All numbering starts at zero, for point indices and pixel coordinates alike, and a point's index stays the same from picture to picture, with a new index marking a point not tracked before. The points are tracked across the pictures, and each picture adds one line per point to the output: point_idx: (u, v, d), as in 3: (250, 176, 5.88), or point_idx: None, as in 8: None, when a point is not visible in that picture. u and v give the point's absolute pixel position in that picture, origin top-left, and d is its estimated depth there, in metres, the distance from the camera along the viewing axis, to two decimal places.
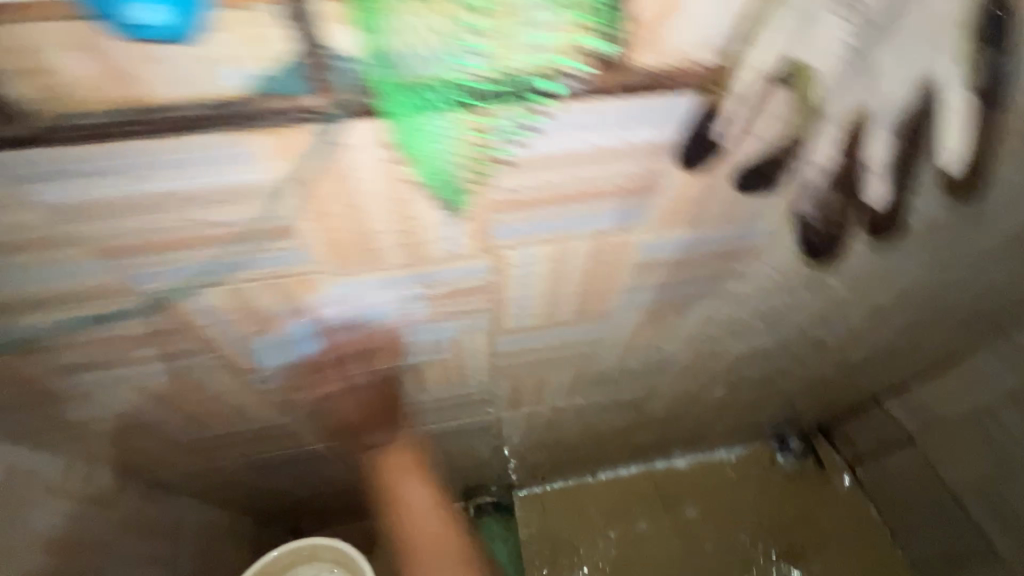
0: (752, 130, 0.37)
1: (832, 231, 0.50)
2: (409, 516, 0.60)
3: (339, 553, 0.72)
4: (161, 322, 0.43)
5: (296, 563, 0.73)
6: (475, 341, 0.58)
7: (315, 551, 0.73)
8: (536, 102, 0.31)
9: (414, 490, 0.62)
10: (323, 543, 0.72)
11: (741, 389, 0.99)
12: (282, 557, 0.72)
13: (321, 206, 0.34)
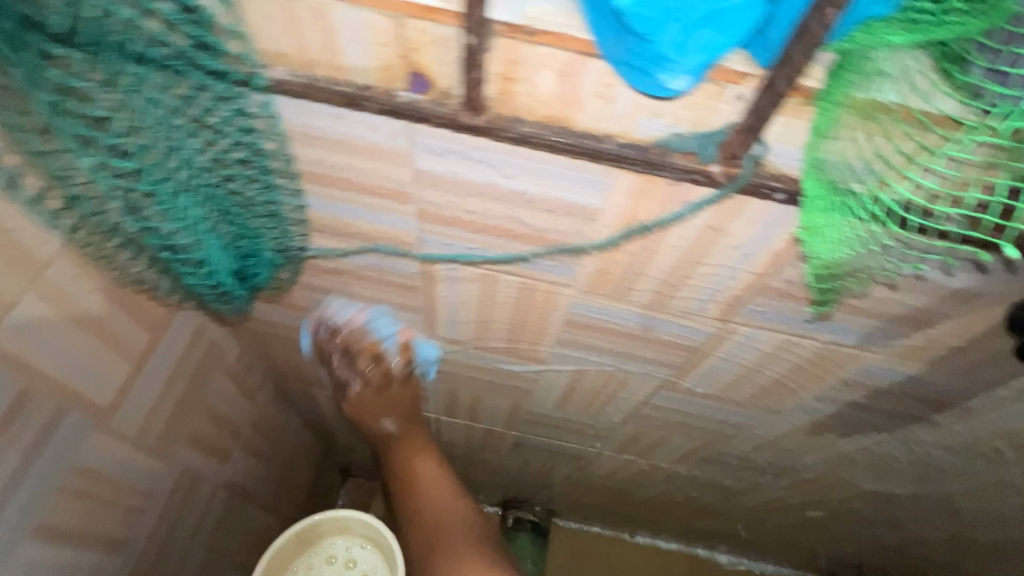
0: None
1: None
2: (418, 499, 0.55)
3: (375, 531, 0.65)
4: (414, 280, 0.47)
5: (331, 531, 0.67)
6: (641, 385, 0.58)
7: (350, 522, 0.67)
8: (940, 235, 0.30)
9: (416, 471, 0.56)
10: (360, 517, 0.66)
11: (842, 519, 0.93)
12: (319, 523, 0.67)
13: (628, 240, 0.37)
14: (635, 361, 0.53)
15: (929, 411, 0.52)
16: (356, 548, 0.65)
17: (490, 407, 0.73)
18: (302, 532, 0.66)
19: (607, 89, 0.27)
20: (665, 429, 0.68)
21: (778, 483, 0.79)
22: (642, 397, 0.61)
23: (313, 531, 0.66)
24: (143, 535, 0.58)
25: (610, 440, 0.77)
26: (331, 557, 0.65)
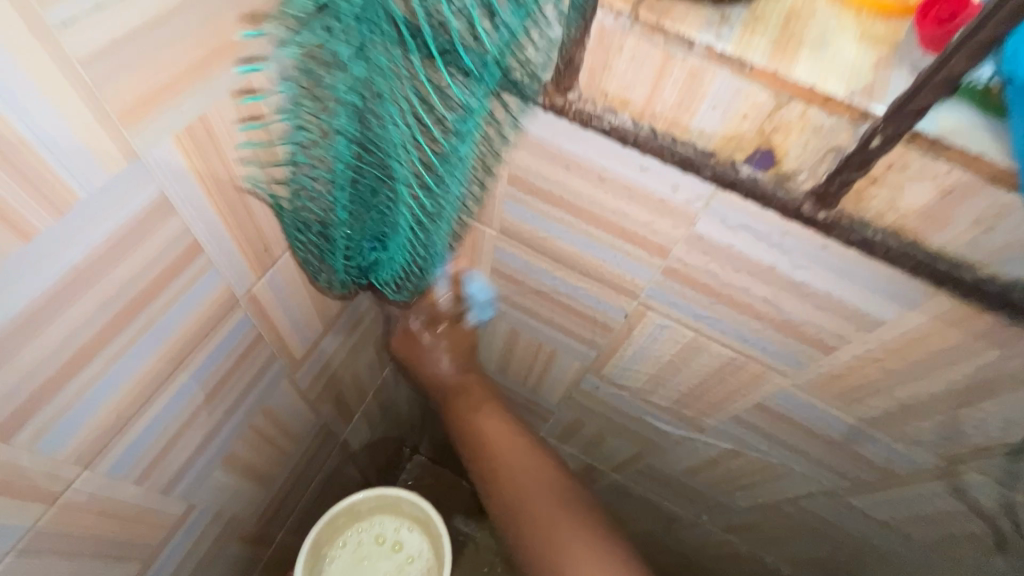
0: None
1: None
2: (493, 458, 0.57)
3: (424, 517, 0.68)
4: (614, 324, 0.46)
5: (381, 510, 0.69)
6: (797, 491, 0.54)
7: (398, 502, 0.68)
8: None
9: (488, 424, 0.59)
10: (413, 504, 0.68)
11: None
12: (369, 502, 0.67)
13: (895, 358, 0.34)
14: (808, 466, 0.49)
15: None
16: (404, 530, 0.68)
17: None
18: (354, 508, 0.67)
19: (992, 216, 0.25)
20: (795, 538, 0.63)
21: None
22: (791, 499, 0.56)
23: (367, 510, 0.68)
24: (280, 480, 0.61)
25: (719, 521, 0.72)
26: (377, 535, 0.68)
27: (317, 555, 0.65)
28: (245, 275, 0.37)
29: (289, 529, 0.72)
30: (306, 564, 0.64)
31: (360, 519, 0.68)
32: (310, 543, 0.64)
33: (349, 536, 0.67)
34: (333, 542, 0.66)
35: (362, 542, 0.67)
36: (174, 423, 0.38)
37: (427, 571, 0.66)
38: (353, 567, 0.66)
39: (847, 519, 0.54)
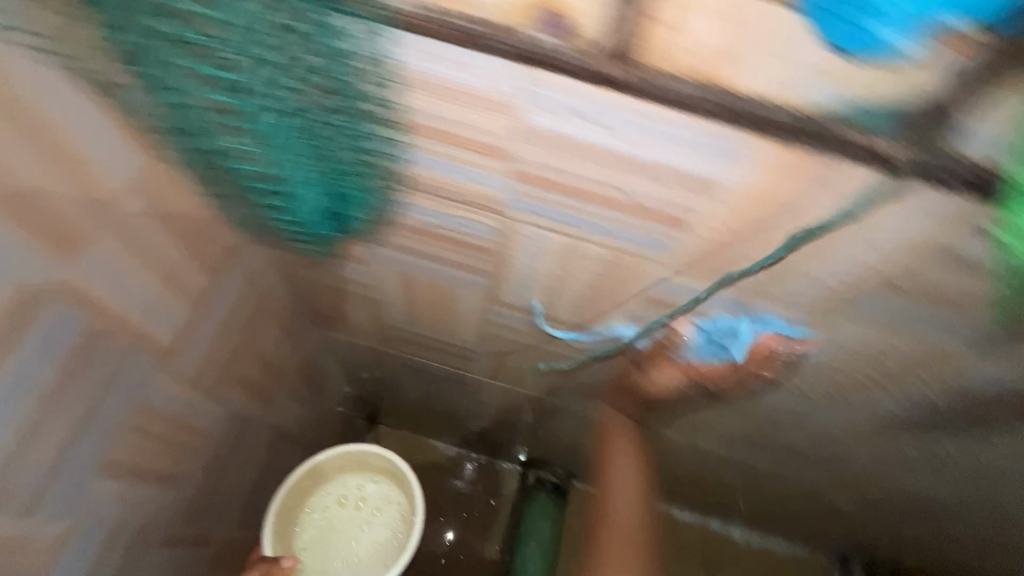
0: None
1: None
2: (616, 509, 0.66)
3: (388, 465, 0.77)
4: (492, 243, 0.45)
5: (346, 468, 0.77)
6: (707, 373, 0.56)
7: (362, 457, 0.77)
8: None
9: (620, 488, 0.67)
10: (375, 452, 0.76)
11: (880, 514, 0.90)
12: (330, 461, 0.76)
13: (748, 222, 0.34)
14: (710, 348, 0.51)
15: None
16: (369, 485, 0.77)
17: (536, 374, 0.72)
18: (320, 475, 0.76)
19: (779, 47, 0.24)
20: (719, 416, 0.66)
21: (824, 477, 0.77)
22: (706, 382, 0.58)
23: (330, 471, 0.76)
24: (197, 474, 0.58)
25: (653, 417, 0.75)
26: (342, 492, 0.76)
27: (281, 524, 0.72)
28: (46, 261, 0.33)
29: (235, 522, 0.71)
30: (273, 531, 0.71)
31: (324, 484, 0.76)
32: (273, 513, 0.71)
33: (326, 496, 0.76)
34: (301, 506, 0.75)
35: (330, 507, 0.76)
36: (10, 439, 0.35)
37: (399, 516, 0.75)
38: (324, 530, 0.74)
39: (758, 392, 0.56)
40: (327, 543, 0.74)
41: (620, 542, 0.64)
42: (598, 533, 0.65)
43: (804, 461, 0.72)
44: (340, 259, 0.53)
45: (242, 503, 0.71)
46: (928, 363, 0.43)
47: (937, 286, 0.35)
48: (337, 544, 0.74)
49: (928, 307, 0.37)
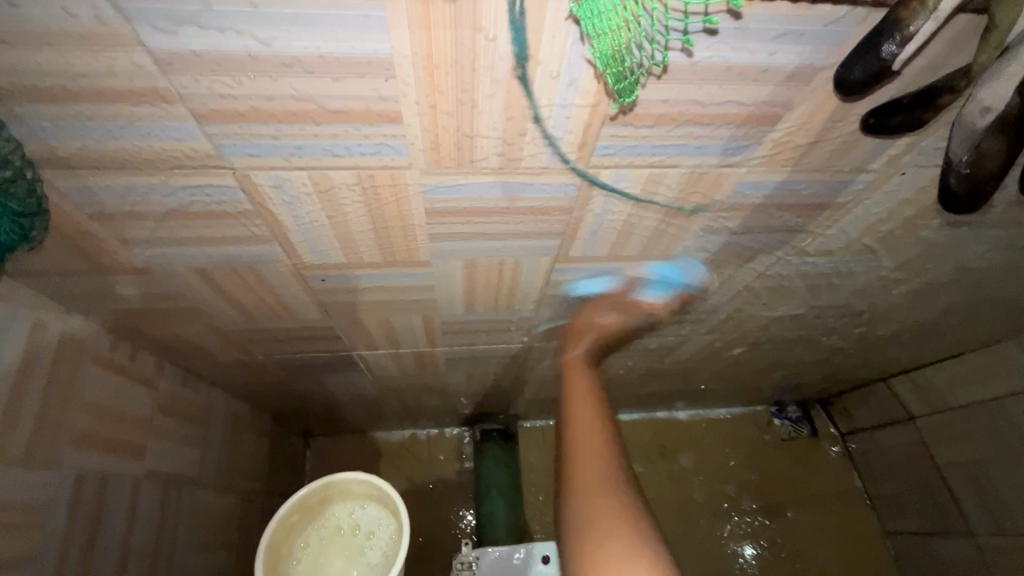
0: (883, 79, 0.34)
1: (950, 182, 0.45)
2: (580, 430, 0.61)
3: (377, 490, 0.61)
4: (246, 205, 0.42)
5: (333, 500, 0.62)
6: (538, 266, 0.56)
7: (353, 485, 0.61)
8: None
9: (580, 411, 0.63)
10: (362, 478, 0.61)
11: (777, 347, 0.97)
12: (319, 491, 0.61)
13: (445, 97, 0.33)
14: (518, 240, 0.51)
15: (815, 222, 0.52)
16: (359, 510, 0.61)
17: (402, 327, 0.71)
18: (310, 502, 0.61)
19: None
20: (579, 304, 0.68)
21: (701, 331, 0.82)
22: (543, 277, 0.59)
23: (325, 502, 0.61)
24: (53, 550, 0.55)
25: (535, 330, 0.76)
26: (335, 527, 0.61)
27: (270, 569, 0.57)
28: None
29: None
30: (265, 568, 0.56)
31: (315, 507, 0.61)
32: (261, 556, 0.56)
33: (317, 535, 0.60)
34: (289, 543, 0.59)
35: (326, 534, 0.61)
36: None
37: (392, 553, 0.58)
38: (317, 566, 0.59)
39: (594, 264, 0.57)
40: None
41: (582, 483, 0.56)
42: (576, 529, 0.53)
43: (674, 321, 0.77)
44: (119, 268, 0.50)
45: (143, 562, 0.68)
46: (697, 189, 0.45)
47: (650, 110, 0.35)
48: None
49: (662, 136, 0.38)
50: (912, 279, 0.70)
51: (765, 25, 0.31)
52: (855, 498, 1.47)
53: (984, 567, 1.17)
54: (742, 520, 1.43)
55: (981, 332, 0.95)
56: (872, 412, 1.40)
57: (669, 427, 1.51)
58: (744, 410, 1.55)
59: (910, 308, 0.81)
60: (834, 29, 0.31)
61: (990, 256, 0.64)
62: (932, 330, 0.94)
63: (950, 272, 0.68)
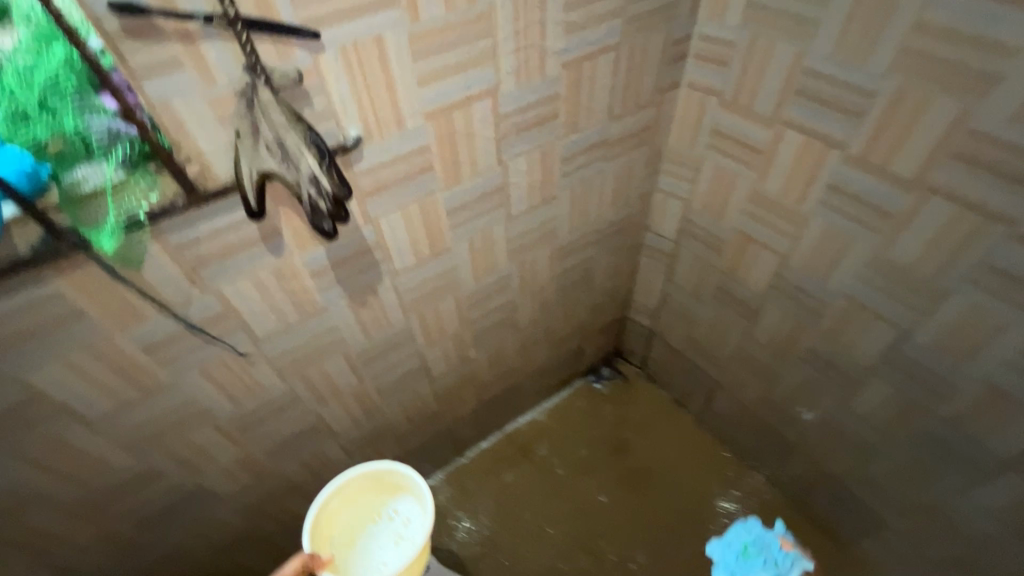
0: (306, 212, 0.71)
1: (362, 199, 0.85)
2: None
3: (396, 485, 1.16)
4: (33, 397, 0.75)
5: (371, 487, 1.16)
6: (248, 355, 0.93)
7: (386, 481, 1.15)
8: (146, 172, 0.64)
9: None
10: (391, 479, 1.15)
11: (497, 332, 1.40)
12: (367, 483, 1.15)
13: (100, 297, 0.71)
14: (218, 343, 0.87)
15: (379, 257, 0.95)
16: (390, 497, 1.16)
17: (207, 441, 1.01)
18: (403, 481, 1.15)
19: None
20: (310, 366, 1.04)
21: (422, 343, 1.22)
22: (262, 357, 0.95)
23: None
24: None
25: (306, 398, 1.10)
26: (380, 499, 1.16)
27: (372, 483, 1.15)
28: None
29: None
30: (375, 479, 1.15)
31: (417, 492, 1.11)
32: (368, 476, 1.14)
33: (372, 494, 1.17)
34: (365, 490, 1.16)
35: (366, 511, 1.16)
36: None
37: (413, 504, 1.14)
38: (371, 490, 1.16)
39: (284, 335, 0.95)
40: (376, 489, 1.16)
41: None
42: None
43: (392, 344, 1.15)
44: None
45: None
46: (286, 274, 0.86)
47: (207, 256, 0.76)
48: (373, 496, 1.16)
49: (228, 261, 0.78)
50: (497, 253, 1.16)
51: (208, 212, 0.71)
52: (668, 407, 1.89)
53: (736, 403, 1.61)
54: (602, 471, 1.77)
55: (603, 261, 1.48)
56: (638, 340, 1.88)
57: (520, 430, 1.87)
58: (569, 389, 1.96)
59: (533, 266, 1.28)
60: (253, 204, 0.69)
61: (513, 224, 1.12)
62: (573, 275, 1.43)
63: (510, 239, 1.16)
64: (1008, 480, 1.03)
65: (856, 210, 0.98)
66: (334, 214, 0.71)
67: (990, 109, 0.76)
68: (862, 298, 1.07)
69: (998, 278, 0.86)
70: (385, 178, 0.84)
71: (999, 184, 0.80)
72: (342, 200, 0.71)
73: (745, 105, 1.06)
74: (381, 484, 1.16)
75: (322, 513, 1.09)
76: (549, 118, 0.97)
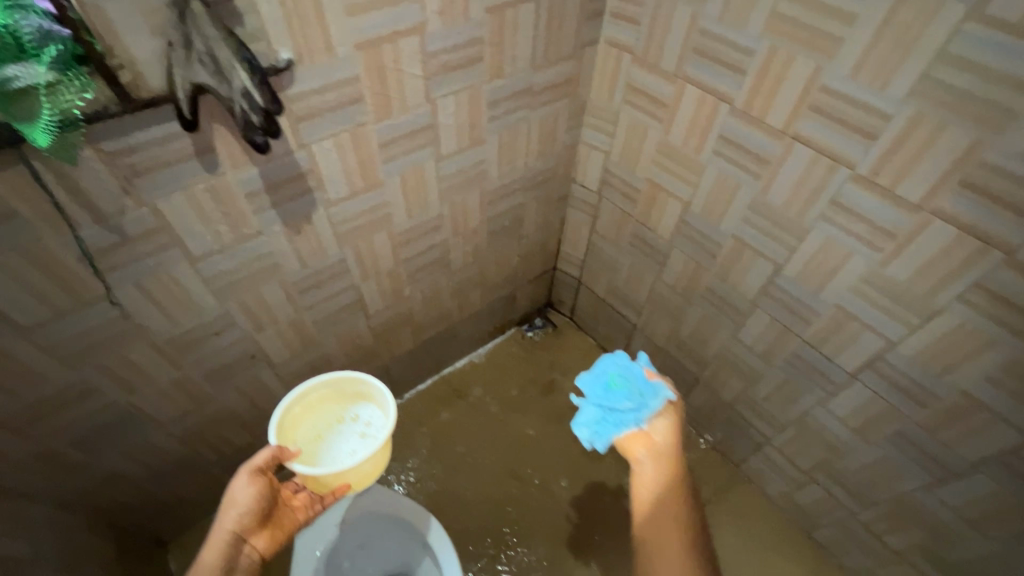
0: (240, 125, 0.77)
1: (294, 124, 0.91)
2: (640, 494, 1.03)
3: (358, 393, 1.22)
4: None
5: (333, 395, 1.21)
6: (184, 273, 0.98)
7: (348, 389, 1.21)
8: (81, 75, 0.66)
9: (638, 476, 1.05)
10: (352, 387, 1.21)
11: (432, 272, 1.49)
12: (330, 390, 1.20)
13: (33, 199, 0.75)
14: (154, 258, 0.92)
15: (312, 184, 1.02)
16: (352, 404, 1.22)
17: (144, 359, 1.06)
18: (365, 387, 1.21)
19: None
20: (246, 290, 1.10)
21: (358, 277, 1.29)
22: (198, 277, 1.00)
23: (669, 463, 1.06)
24: None
25: (243, 323, 1.16)
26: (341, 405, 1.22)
27: (333, 391, 1.21)
28: None
29: None
30: (336, 387, 1.20)
31: (380, 397, 1.18)
32: (329, 385, 1.19)
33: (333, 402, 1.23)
34: (328, 396, 1.21)
35: (328, 418, 1.22)
36: None
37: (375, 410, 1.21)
38: (333, 397, 1.21)
39: (220, 256, 1.00)
40: (338, 397, 1.22)
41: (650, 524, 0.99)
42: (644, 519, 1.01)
43: (328, 274, 1.22)
44: None
45: None
46: (221, 194, 0.91)
47: (141, 167, 0.80)
48: (336, 404, 1.22)
49: (161, 175, 0.83)
50: (429, 192, 1.24)
51: (141, 122, 0.75)
52: (594, 352, 2.06)
53: (650, 343, 1.78)
54: (531, 409, 1.92)
55: (533, 210, 1.59)
56: (568, 290, 2.02)
57: (457, 373, 1.98)
58: (504, 336, 2.09)
59: (464, 208, 1.37)
60: (188, 114, 0.74)
61: (444, 163, 1.20)
62: (504, 221, 1.54)
63: (441, 179, 1.24)
64: (852, 391, 1.23)
65: (740, 157, 1.14)
66: (267, 129, 0.77)
67: (836, 67, 0.90)
68: (747, 238, 1.24)
69: (841, 214, 1.03)
70: (317, 106, 0.91)
71: (844, 134, 0.95)
72: (274, 115, 0.77)
73: (653, 61, 1.18)
74: (344, 392, 1.22)
75: (288, 416, 1.13)
76: (475, 60, 1.05)
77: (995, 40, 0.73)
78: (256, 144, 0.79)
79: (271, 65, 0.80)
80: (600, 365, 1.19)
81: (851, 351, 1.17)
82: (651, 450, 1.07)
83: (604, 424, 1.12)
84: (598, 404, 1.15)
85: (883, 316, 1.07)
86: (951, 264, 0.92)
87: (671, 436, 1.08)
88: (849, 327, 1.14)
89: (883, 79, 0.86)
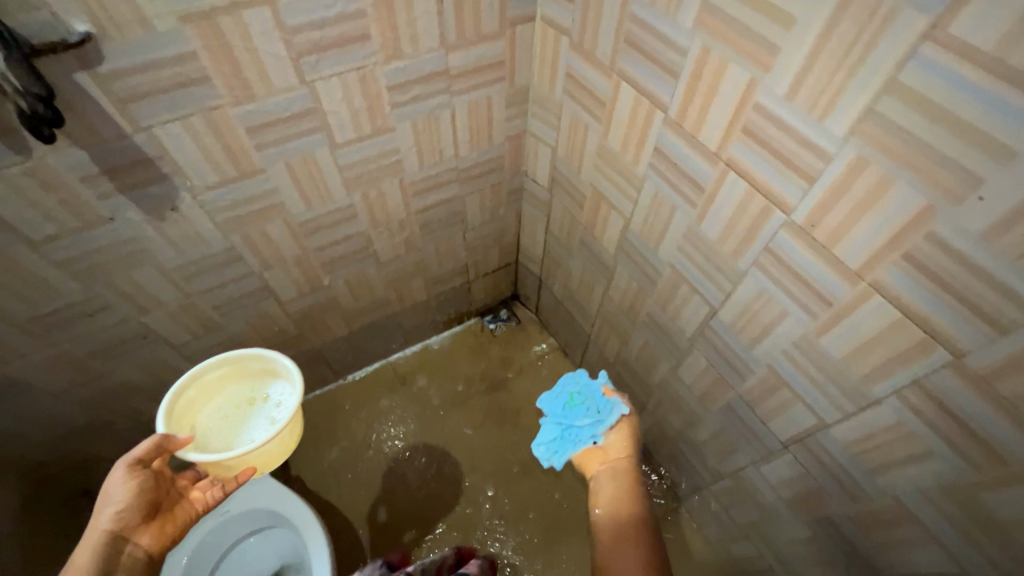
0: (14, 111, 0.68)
1: (120, 105, 0.79)
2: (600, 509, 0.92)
3: (262, 369, 1.22)
4: None
5: (235, 374, 1.21)
6: (28, 255, 0.92)
7: (250, 366, 1.21)
8: None
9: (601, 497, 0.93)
10: (252, 365, 1.21)
11: (353, 263, 1.38)
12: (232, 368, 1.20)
13: None
14: None
15: (167, 170, 0.91)
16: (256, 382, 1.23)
17: (7, 336, 1.02)
18: (271, 365, 1.21)
19: None
20: (114, 274, 1.03)
21: (256, 265, 1.20)
22: (47, 259, 0.94)
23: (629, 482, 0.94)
24: None
25: (121, 306, 1.10)
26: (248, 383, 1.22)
27: (236, 369, 1.20)
28: None
29: None
30: (236, 365, 1.20)
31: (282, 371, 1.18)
32: (229, 363, 1.18)
33: (236, 384, 1.23)
34: (231, 375, 1.21)
35: (233, 399, 1.22)
36: None
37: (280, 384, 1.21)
38: (235, 376, 1.21)
39: (67, 239, 0.93)
40: (241, 375, 1.22)
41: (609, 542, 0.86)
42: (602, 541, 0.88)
43: (217, 262, 1.14)
44: None
45: None
46: (46, 176, 0.83)
47: None
48: (240, 383, 1.22)
49: None
50: (329, 181, 1.11)
51: None
52: (553, 355, 1.92)
53: (602, 358, 1.63)
54: (474, 407, 1.82)
55: (476, 202, 1.43)
56: (530, 286, 1.87)
57: (405, 360, 1.91)
58: (462, 326, 1.98)
59: (381, 199, 1.24)
60: None
61: (342, 152, 1.07)
62: (440, 212, 1.39)
63: (343, 168, 1.11)
64: (784, 462, 1.05)
65: (675, 178, 0.94)
66: (43, 112, 0.69)
67: (769, 82, 0.69)
68: (684, 270, 1.05)
69: (776, 264, 0.83)
70: (146, 86, 0.79)
71: (777, 168, 0.75)
72: (46, 99, 0.68)
73: (589, 50, 0.98)
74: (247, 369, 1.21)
75: (181, 400, 1.12)
76: (357, 38, 0.89)
77: (954, 75, 0.52)
78: (38, 131, 0.71)
79: (51, 43, 0.68)
80: (559, 382, 1.09)
81: (782, 420, 0.99)
82: (607, 465, 0.97)
83: (563, 442, 1.02)
84: (555, 421, 1.05)
85: (815, 390, 0.88)
86: (887, 349, 0.72)
87: (626, 451, 0.98)
88: (781, 393, 0.96)
89: (823, 107, 0.65)
